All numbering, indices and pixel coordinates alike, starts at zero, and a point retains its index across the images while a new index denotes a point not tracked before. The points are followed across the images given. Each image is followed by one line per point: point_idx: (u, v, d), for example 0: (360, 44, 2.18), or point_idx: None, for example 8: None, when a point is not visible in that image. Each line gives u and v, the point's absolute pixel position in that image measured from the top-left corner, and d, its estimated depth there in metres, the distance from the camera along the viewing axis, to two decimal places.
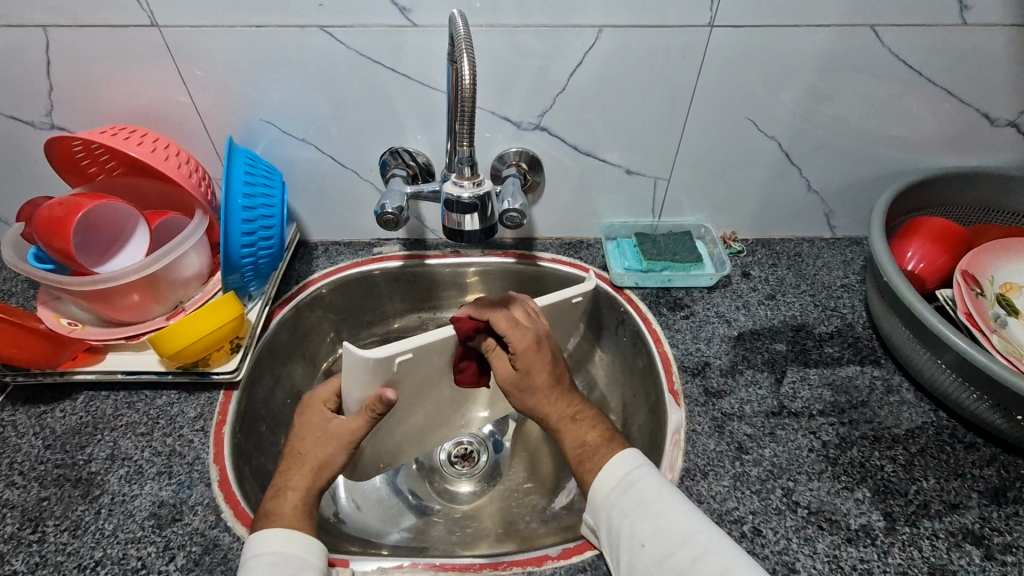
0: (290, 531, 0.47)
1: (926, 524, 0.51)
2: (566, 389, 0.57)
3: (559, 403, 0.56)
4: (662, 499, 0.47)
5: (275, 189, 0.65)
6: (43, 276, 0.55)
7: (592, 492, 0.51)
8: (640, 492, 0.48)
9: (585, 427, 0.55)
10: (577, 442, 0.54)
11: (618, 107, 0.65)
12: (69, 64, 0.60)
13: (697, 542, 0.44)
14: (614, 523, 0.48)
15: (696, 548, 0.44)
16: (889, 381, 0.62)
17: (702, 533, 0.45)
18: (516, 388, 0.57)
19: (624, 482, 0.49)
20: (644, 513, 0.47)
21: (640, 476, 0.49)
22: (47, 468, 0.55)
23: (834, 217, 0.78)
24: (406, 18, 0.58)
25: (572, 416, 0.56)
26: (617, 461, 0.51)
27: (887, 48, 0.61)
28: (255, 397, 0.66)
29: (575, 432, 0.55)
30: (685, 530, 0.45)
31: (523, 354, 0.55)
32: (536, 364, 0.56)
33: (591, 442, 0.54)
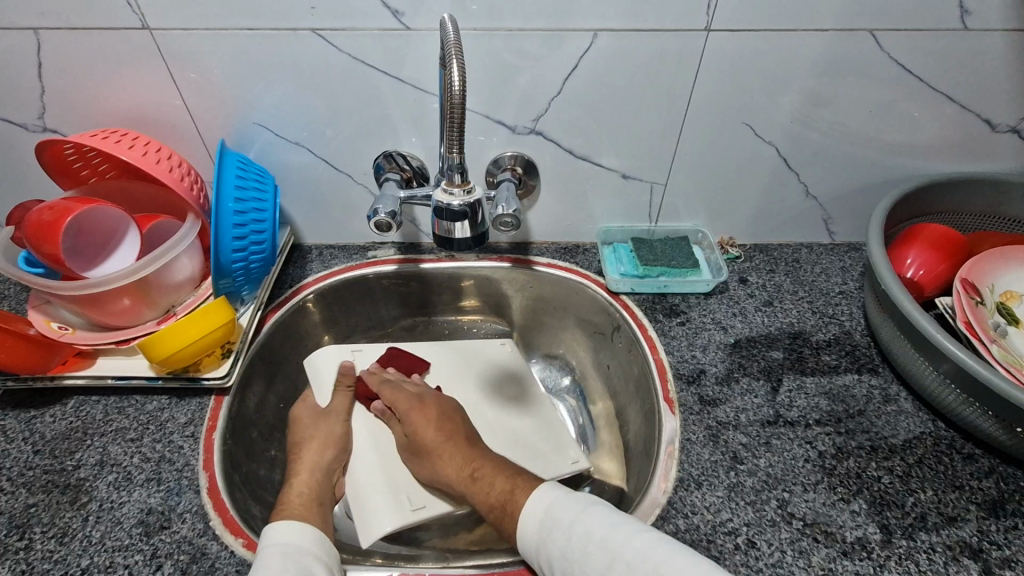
0: (309, 527, 0.50)
1: (922, 537, 0.50)
2: (467, 444, 0.61)
3: (460, 455, 0.59)
4: (580, 530, 0.48)
5: (267, 194, 0.64)
6: (32, 281, 0.54)
7: (521, 548, 0.51)
8: (558, 536, 0.49)
9: (488, 486, 0.56)
10: (485, 505, 0.56)
11: (614, 111, 0.64)
12: (62, 67, 0.60)
13: (623, 563, 0.45)
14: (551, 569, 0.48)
15: (626, 569, 0.44)
16: (886, 390, 0.62)
17: (622, 550, 0.45)
18: (421, 460, 0.61)
19: (542, 528, 0.50)
20: (571, 551, 0.47)
21: (556, 516, 0.50)
22: (35, 474, 0.54)
23: (833, 223, 0.77)
24: (398, 22, 0.57)
25: (471, 473, 0.58)
26: (527, 513, 0.52)
27: (887, 53, 0.60)
28: (247, 403, 0.65)
29: (482, 495, 0.56)
30: (608, 555, 0.46)
31: (411, 416, 0.63)
32: (424, 423, 0.62)
33: (498, 501, 0.55)
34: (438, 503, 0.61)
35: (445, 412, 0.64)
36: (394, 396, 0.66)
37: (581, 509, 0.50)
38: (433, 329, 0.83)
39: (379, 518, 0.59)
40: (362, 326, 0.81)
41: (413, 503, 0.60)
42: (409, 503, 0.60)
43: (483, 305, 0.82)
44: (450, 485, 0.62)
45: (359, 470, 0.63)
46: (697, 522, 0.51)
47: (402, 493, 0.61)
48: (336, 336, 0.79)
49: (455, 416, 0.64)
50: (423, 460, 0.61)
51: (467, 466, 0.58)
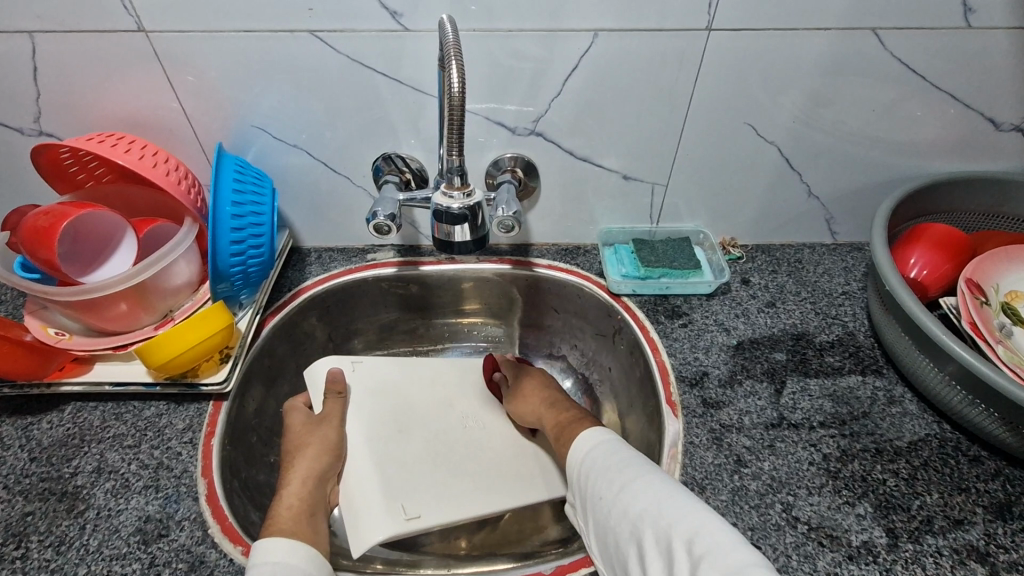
0: (297, 542, 0.49)
1: (928, 540, 0.49)
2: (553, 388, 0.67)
3: (546, 391, 0.66)
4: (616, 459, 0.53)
5: (265, 196, 0.64)
6: (28, 286, 0.54)
7: (567, 465, 0.57)
8: (602, 455, 0.54)
9: (562, 411, 0.63)
10: (553, 424, 0.62)
11: (615, 112, 0.64)
12: (57, 70, 0.59)
13: (640, 482, 0.49)
14: (582, 482, 0.54)
15: (640, 487, 0.49)
16: (891, 392, 0.61)
17: (644, 477, 0.49)
18: (512, 394, 0.68)
19: (592, 447, 0.55)
20: (602, 467, 0.53)
21: (604, 446, 0.55)
22: (32, 481, 0.54)
23: (835, 223, 0.77)
24: (397, 23, 0.57)
25: (550, 403, 0.65)
26: (588, 433, 0.57)
27: (890, 52, 0.60)
28: (246, 408, 0.65)
29: (553, 416, 0.63)
30: (627, 478, 0.50)
31: (517, 365, 0.71)
32: (533, 371, 0.70)
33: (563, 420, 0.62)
34: (435, 513, 0.59)
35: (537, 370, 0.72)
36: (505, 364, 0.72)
37: (632, 445, 0.55)
38: (434, 332, 0.83)
39: (373, 526, 0.57)
40: (361, 330, 0.80)
41: (408, 512, 0.59)
42: (405, 513, 0.58)
43: (484, 307, 0.81)
44: (449, 496, 0.61)
45: (355, 478, 0.61)
46: None
47: (397, 501, 0.59)
48: (336, 339, 0.78)
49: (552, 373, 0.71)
50: (514, 394, 0.68)
51: (549, 398, 0.65)
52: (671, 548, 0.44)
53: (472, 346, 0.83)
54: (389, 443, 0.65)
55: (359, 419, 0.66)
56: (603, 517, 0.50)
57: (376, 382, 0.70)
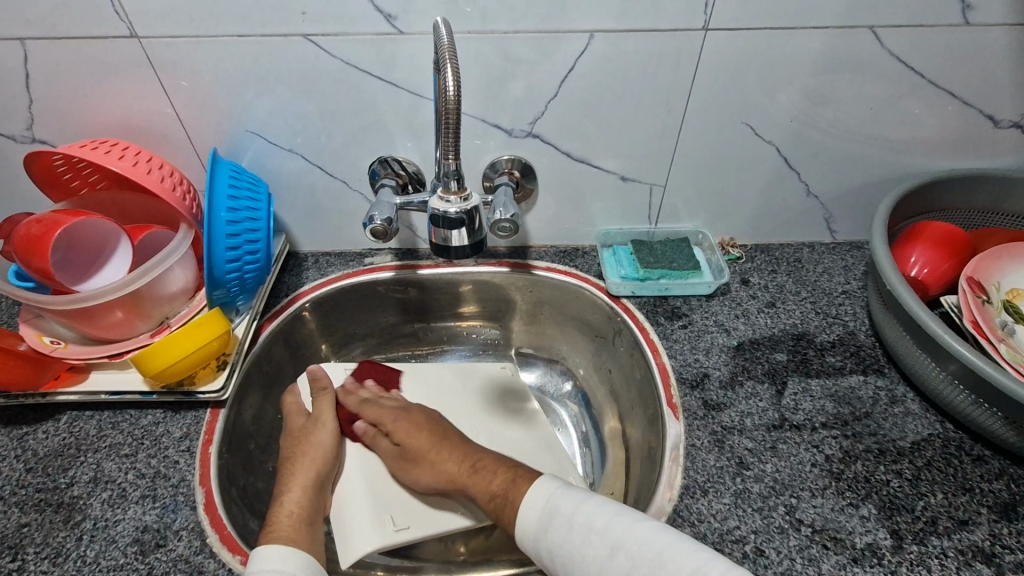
0: (296, 550, 0.48)
1: (933, 542, 0.49)
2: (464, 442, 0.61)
3: (463, 448, 0.60)
4: (582, 519, 0.47)
5: (260, 202, 0.63)
6: (21, 295, 0.53)
7: (518, 539, 0.51)
8: (559, 523, 0.48)
9: (489, 476, 0.56)
10: (486, 494, 0.55)
11: (612, 113, 0.64)
12: (49, 77, 0.59)
13: (626, 549, 0.44)
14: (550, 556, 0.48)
15: (629, 557, 0.44)
16: (893, 392, 0.61)
17: (627, 539, 0.45)
18: (416, 461, 0.60)
19: (544, 514, 0.49)
20: (569, 539, 0.47)
21: (557, 503, 0.50)
22: (28, 492, 0.53)
23: (834, 222, 0.76)
24: (391, 25, 0.56)
25: (472, 464, 0.58)
26: (528, 502, 0.51)
27: (887, 49, 0.59)
28: (243, 415, 0.64)
29: (482, 484, 0.56)
30: (609, 539, 0.45)
31: (395, 423, 0.63)
32: (412, 427, 0.62)
33: (500, 489, 0.55)
34: (424, 524, 0.59)
35: (434, 419, 0.64)
36: (376, 412, 0.65)
37: (581, 498, 0.49)
38: (433, 335, 0.82)
39: (362, 537, 0.56)
40: (360, 334, 0.80)
41: (396, 523, 0.58)
42: (393, 523, 0.58)
43: (482, 310, 0.81)
44: (442, 505, 0.60)
45: (347, 487, 0.61)
46: (704, 530, 0.50)
47: (386, 511, 0.59)
48: (334, 344, 0.78)
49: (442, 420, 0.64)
50: (420, 460, 0.60)
51: (468, 458, 0.59)
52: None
53: (471, 349, 0.82)
54: (384, 450, 0.64)
55: (353, 427, 0.66)
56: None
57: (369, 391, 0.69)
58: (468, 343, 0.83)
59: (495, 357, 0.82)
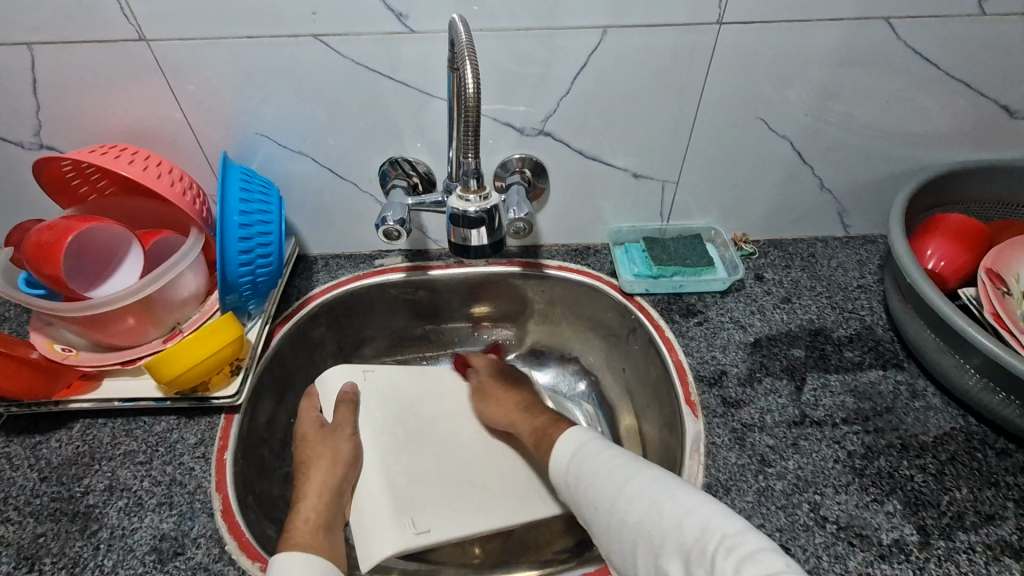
0: (308, 555, 0.48)
1: (961, 537, 0.49)
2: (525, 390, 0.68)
3: (512, 394, 0.67)
4: (607, 461, 0.51)
5: (272, 204, 0.63)
6: (33, 303, 0.53)
7: (554, 479, 0.55)
8: (584, 464, 0.52)
9: (535, 415, 0.63)
10: (529, 428, 0.62)
11: (625, 111, 0.63)
12: (56, 81, 0.58)
13: (634, 484, 0.48)
14: (573, 500, 0.52)
15: (632, 492, 0.47)
16: (913, 386, 0.60)
17: (638, 476, 0.48)
18: (480, 393, 0.68)
19: (572, 458, 0.54)
20: (589, 477, 0.51)
21: (585, 447, 0.54)
22: (43, 502, 0.53)
23: (848, 216, 0.76)
24: (403, 25, 0.56)
25: (524, 406, 0.65)
26: (562, 445, 0.56)
27: (903, 40, 0.59)
28: (257, 420, 0.63)
29: (528, 421, 0.63)
30: (623, 477, 0.49)
31: (483, 361, 0.71)
32: (492, 365, 0.71)
33: (539, 427, 0.61)
34: (446, 529, 0.58)
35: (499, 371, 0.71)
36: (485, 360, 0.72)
37: (611, 447, 0.53)
38: (443, 337, 0.81)
39: (381, 540, 0.55)
40: (371, 337, 0.79)
41: (417, 526, 0.57)
42: (414, 527, 0.57)
43: (493, 312, 0.80)
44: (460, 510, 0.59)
45: (364, 493, 0.59)
46: None
47: (406, 515, 0.58)
48: (346, 348, 0.77)
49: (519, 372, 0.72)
50: (482, 393, 0.68)
51: (530, 400, 0.66)
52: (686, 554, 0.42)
53: (481, 350, 0.82)
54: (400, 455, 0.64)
55: (374, 430, 0.65)
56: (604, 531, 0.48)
57: (385, 394, 0.68)
58: (476, 344, 0.82)
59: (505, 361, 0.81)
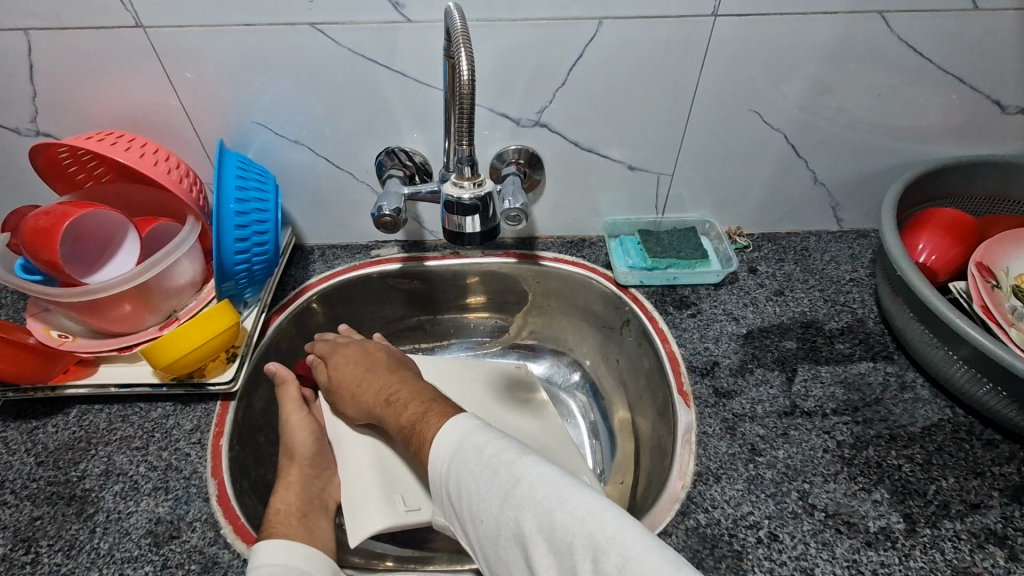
0: (291, 542, 0.48)
1: (946, 525, 0.49)
2: (382, 372, 0.60)
3: (373, 384, 0.59)
4: (489, 460, 0.45)
5: (268, 193, 0.63)
6: (29, 288, 0.53)
7: (431, 480, 0.48)
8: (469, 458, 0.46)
9: (400, 408, 0.55)
10: (396, 426, 0.54)
11: (619, 102, 0.63)
12: (52, 67, 0.58)
13: (527, 487, 0.42)
14: (456, 501, 0.45)
15: (524, 492, 0.42)
16: (903, 378, 0.61)
17: (527, 477, 0.43)
18: (342, 394, 0.61)
19: (450, 458, 0.47)
20: (474, 474, 0.44)
21: (467, 440, 0.47)
22: (39, 486, 0.53)
23: (841, 210, 0.76)
24: (399, 14, 0.56)
25: (386, 397, 0.57)
26: (438, 443, 0.48)
27: (896, 35, 0.59)
28: (253, 407, 0.64)
29: (394, 417, 0.55)
30: (511, 478, 0.43)
31: (333, 355, 0.63)
32: (342, 357, 0.62)
33: (407, 422, 0.53)
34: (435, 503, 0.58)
35: (367, 352, 0.63)
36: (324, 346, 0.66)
37: (493, 439, 0.46)
38: (439, 328, 0.82)
39: (372, 518, 0.55)
40: (368, 326, 0.79)
41: (408, 504, 0.57)
42: (404, 504, 0.57)
43: (489, 302, 0.81)
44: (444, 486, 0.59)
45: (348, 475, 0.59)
46: (717, 516, 0.50)
47: (396, 493, 0.58)
48: None
49: (378, 354, 0.63)
50: (345, 395, 0.60)
51: (383, 391, 0.58)
52: (571, 556, 0.38)
53: (477, 341, 0.82)
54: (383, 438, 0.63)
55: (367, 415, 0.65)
56: (491, 532, 0.43)
57: None
58: (471, 334, 0.82)
59: (501, 351, 0.82)
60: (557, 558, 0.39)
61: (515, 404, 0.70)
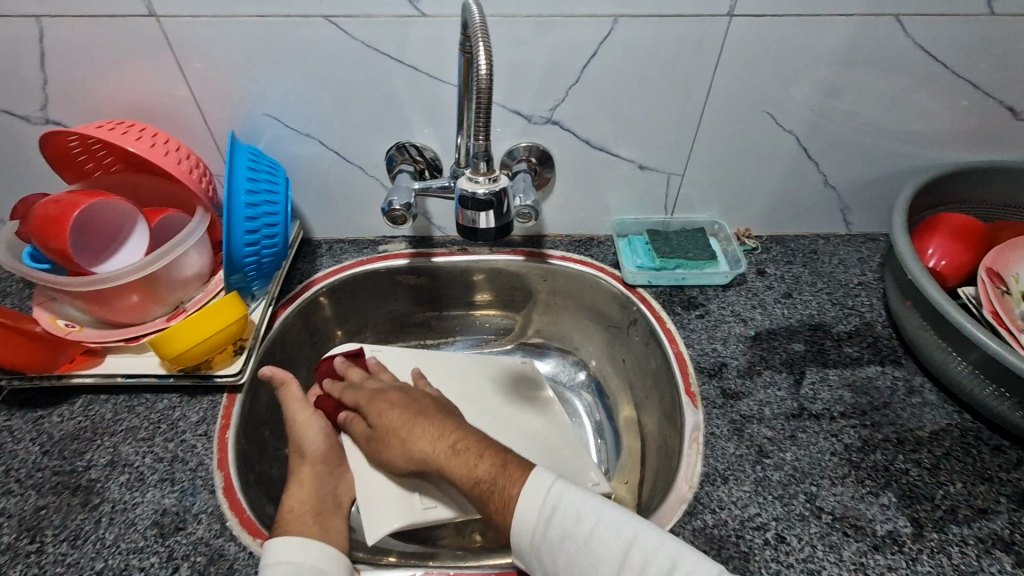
0: (307, 540, 0.48)
1: (953, 530, 0.49)
2: (434, 417, 0.56)
3: (430, 428, 0.54)
4: (587, 521, 0.45)
5: (278, 186, 0.63)
6: (37, 277, 0.53)
7: (512, 537, 0.47)
8: (564, 520, 0.45)
9: (472, 459, 0.50)
10: (470, 480, 0.49)
11: (632, 101, 0.63)
12: (64, 55, 0.58)
13: (639, 549, 0.43)
14: (549, 561, 0.45)
15: (640, 559, 0.43)
16: (911, 382, 0.61)
17: (636, 539, 0.44)
18: (387, 444, 0.56)
19: (543, 519, 0.46)
20: (575, 536, 0.45)
21: (557, 500, 0.46)
22: (45, 475, 0.53)
23: (850, 213, 0.76)
24: (414, 8, 0.56)
25: (451, 445, 0.52)
26: (527, 499, 0.47)
27: (911, 38, 0.59)
28: (259, 400, 0.64)
29: (464, 469, 0.50)
30: (620, 541, 0.44)
31: (371, 402, 0.59)
32: (384, 405, 0.58)
33: (485, 474, 0.49)
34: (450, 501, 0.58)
35: (411, 396, 0.59)
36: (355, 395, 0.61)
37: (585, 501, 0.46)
38: (445, 324, 0.82)
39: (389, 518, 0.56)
40: (374, 321, 0.79)
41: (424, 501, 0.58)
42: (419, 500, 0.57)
43: (495, 300, 0.80)
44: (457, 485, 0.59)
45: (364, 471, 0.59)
46: (725, 517, 0.50)
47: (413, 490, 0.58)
48: (348, 332, 0.78)
49: (421, 397, 0.59)
50: (391, 442, 0.55)
51: (443, 438, 0.53)
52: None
53: (482, 337, 0.82)
54: None
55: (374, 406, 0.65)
56: None
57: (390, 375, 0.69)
58: (477, 331, 0.82)
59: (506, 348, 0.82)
60: None
61: (520, 399, 0.70)
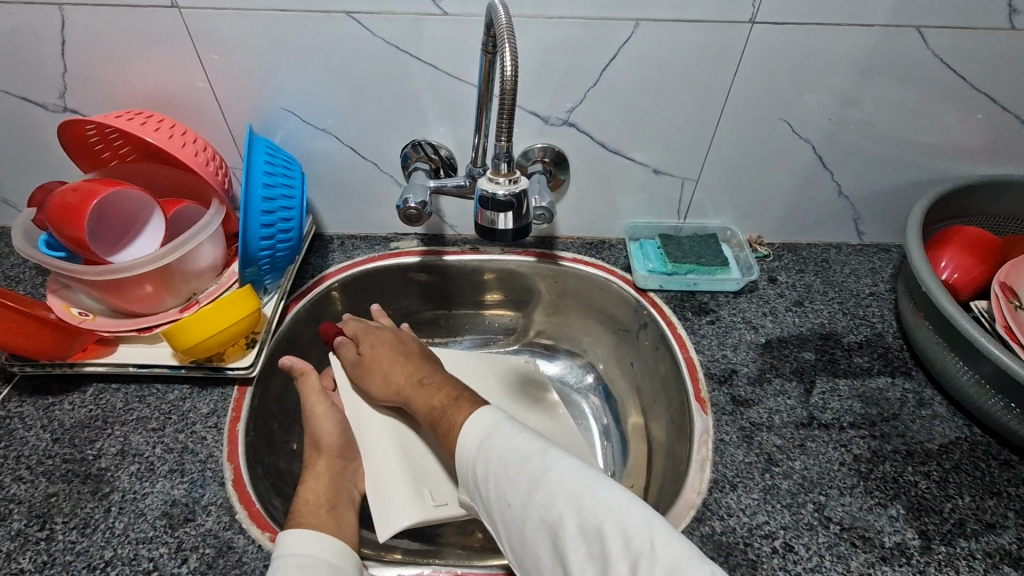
0: (320, 534, 0.48)
1: (961, 543, 0.49)
2: (413, 359, 0.61)
3: (404, 371, 0.60)
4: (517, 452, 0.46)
5: (294, 181, 0.63)
6: (53, 264, 0.53)
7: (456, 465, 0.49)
8: (495, 449, 0.47)
9: (432, 393, 0.55)
10: (425, 408, 0.55)
11: (649, 105, 0.63)
12: (84, 44, 0.58)
13: (554, 476, 0.43)
14: (480, 486, 0.47)
15: (552, 486, 0.43)
16: (921, 395, 0.61)
17: (554, 467, 0.44)
18: (366, 373, 0.61)
19: (481, 445, 0.47)
20: (503, 460, 0.46)
21: (495, 431, 0.48)
22: (55, 463, 0.53)
23: (863, 223, 0.76)
24: (436, 6, 0.56)
25: (418, 381, 0.58)
26: (469, 429, 0.49)
27: (932, 50, 0.59)
28: (268, 393, 0.64)
29: (423, 400, 0.55)
30: (538, 469, 0.44)
31: (366, 334, 0.64)
32: (376, 339, 0.63)
33: (438, 404, 0.54)
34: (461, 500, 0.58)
35: (402, 340, 0.64)
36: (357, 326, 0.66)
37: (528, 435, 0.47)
38: (454, 322, 0.82)
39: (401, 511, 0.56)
40: None
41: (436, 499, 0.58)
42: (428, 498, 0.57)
43: (505, 300, 0.80)
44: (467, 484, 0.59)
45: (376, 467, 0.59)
46: (733, 524, 0.50)
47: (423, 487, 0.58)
48: None
49: (411, 343, 0.64)
50: (370, 372, 0.61)
51: (415, 377, 0.58)
52: (601, 542, 0.39)
53: (489, 337, 0.82)
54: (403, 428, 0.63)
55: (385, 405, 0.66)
56: (516, 520, 0.44)
57: None
58: (485, 330, 0.82)
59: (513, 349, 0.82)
60: (584, 547, 0.40)
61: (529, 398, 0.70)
